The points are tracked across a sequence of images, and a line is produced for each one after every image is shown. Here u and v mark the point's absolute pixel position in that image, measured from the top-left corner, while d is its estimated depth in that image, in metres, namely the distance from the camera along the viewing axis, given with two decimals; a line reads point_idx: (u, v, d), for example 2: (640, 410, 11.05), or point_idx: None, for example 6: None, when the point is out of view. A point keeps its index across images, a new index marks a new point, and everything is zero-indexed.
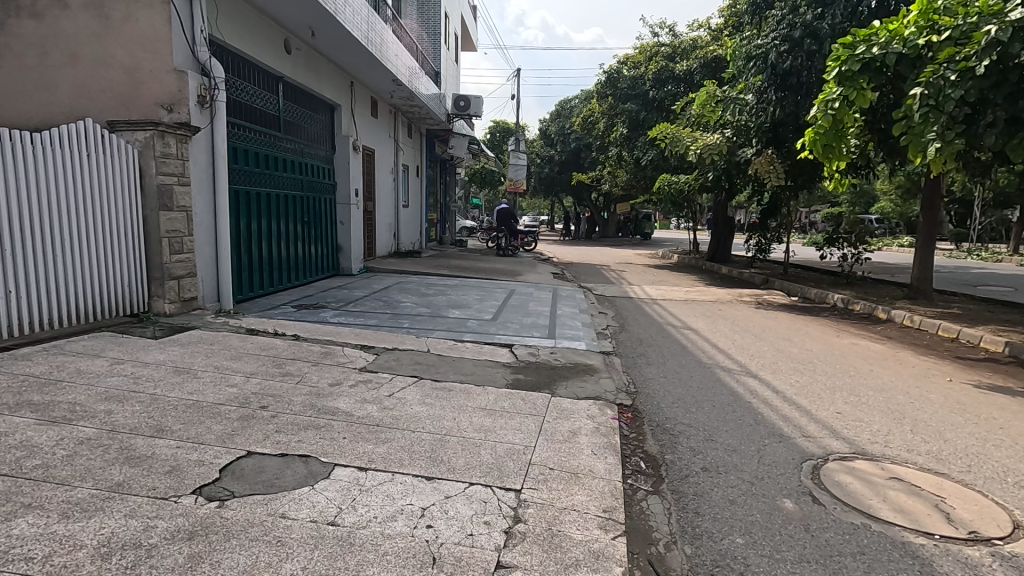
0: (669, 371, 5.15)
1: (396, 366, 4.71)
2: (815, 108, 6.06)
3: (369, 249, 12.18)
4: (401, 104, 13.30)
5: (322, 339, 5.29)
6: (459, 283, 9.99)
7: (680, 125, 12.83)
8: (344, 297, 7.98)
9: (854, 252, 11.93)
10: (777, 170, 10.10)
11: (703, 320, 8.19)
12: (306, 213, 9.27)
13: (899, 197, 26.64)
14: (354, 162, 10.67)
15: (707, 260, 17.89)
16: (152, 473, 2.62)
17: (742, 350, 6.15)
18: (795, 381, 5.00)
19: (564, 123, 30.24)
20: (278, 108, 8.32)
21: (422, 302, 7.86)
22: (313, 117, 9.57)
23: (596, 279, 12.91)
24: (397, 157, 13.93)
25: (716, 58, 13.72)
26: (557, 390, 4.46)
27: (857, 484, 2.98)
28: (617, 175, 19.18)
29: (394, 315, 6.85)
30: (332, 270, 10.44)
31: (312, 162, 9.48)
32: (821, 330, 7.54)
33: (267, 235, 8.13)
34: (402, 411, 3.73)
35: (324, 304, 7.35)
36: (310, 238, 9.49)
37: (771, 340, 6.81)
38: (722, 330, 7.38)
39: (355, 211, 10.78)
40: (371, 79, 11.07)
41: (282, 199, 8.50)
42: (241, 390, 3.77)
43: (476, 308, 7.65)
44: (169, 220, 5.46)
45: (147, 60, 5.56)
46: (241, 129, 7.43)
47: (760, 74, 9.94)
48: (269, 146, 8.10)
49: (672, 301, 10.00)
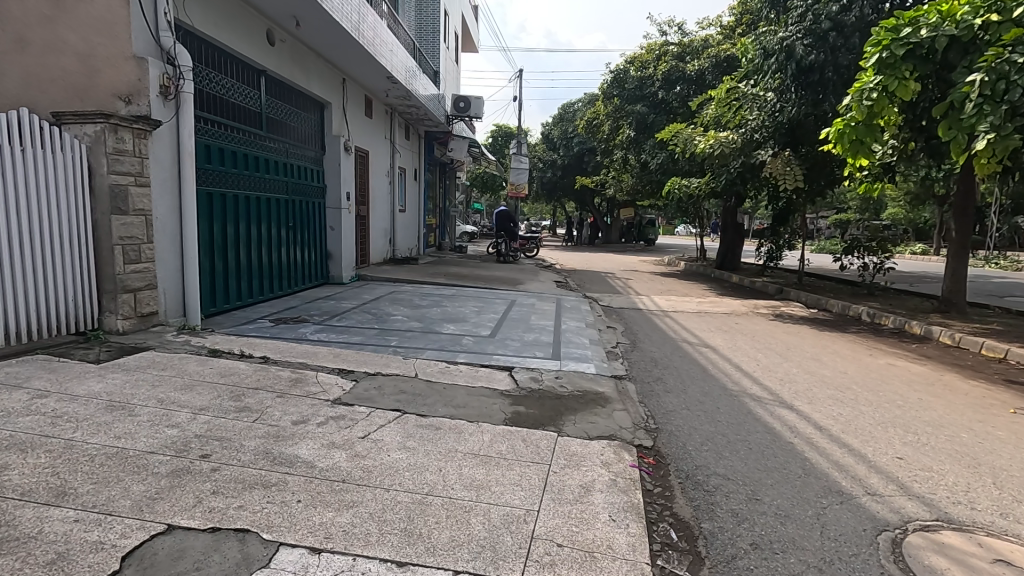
0: (691, 401, 4.48)
1: (377, 397, 4.04)
2: (848, 98, 5.38)
3: (362, 256, 11.56)
4: (397, 104, 12.69)
5: (294, 363, 4.63)
6: (457, 293, 9.35)
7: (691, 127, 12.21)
8: (330, 309, 7.33)
9: (876, 260, 11.25)
10: (795, 172, 9.48)
11: (721, 335, 7.52)
12: (292, 217, 8.62)
13: (909, 203, 25.91)
14: (346, 164, 10.05)
15: (716, 267, 17.25)
16: (26, 566, 1.96)
17: (770, 373, 5.48)
18: (839, 415, 4.32)
19: (567, 126, 29.65)
20: (260, 104, 7.69)
21: (415, 315, 7.20)
22: (300, 115, 8.94)
23: (602, 288, 12.25)
24: (394, 159, 13.31)
25: (729, 57, 13.07)
26: (564, 428, 3.80)
27: (956, 570, 2.30)
28: (622, 179, 18.56)
29: (381, 332, 6.19)
30: (321, 278, 9.81)
31: (299, 164, 8.85)
32: (853, 349, 6.86)
33: (247, 242, 7.48)
34: (376, 460, 3.06)
35: (306, 318, 6.70)
36: (296, 244, 8.84)
37: (800, 361, 6.13)
38: (744, 348, 6.71)
39: (346, 216, 10.14)
40: (365, 77, 10.46)
41: (265, 202, 7.86)
42: (183, 433, 3.11)
43: (473, 322, 6.99)
44: (123, 225, 4.82)
45: (102, 46, 4.92)
46: (217, 125, 6.80)
47: (780, 70, 9.30)
48: (249, 144, 7.47)
49: (684, 313, 9.33)
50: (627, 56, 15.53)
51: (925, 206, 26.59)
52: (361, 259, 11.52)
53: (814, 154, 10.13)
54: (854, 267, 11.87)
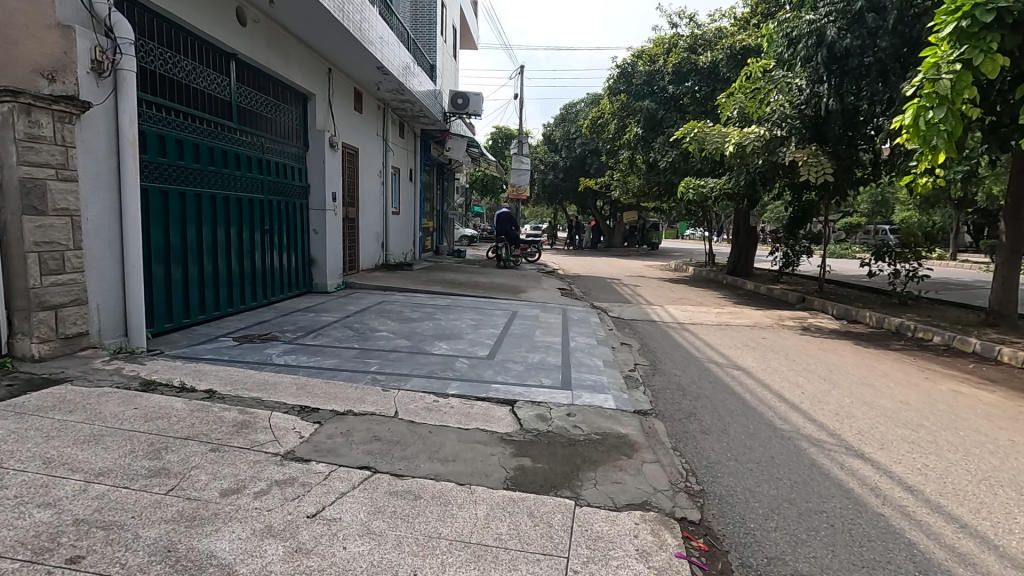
0: (738, 448, 3.61)
1: (342, 449, 3.16)
2: (920, 77, 4.64)
3: (351, 262, 10.71)
4: (391, 98, 11.84)
5: (244, 399, 3.74)
6: (451, 304, 8.47)
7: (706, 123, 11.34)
8: (306, 324, 6.44)
9: (909, 267, 10.40)
10: (821, 163, 8.60)
11: (750, 354, 6.62)
12: (268, 219, 7.75)
13: (921, 206, 24.98)
14: (331, 162, 9.18)
15: (727, 274, 16.38)
16: None
17: (821, 406, 4.60)
18: (926, 467, 3.44)
19: (569, 127, 28.81)
20: (230, 92, 6.82)
21: (401, 331, 6.33)
22: (279, 107, 8.07)
23: (610, 296, 11.36)
24: (386, 158, 12.46)
25: (745, 49, 12.25)
26: (583, 493, 2.92)
27: None
28: (628, 180, 17.64)
29: (360, 353, 5.29)
30: (303, 287, 8.92)
31: (277, 160, 7.98)
32: (904, 371, 5.97)
33: (215, 247, 6.58)
34: (326, 557, 2.19)
35: (277, 336, 5.82)
36: (274, 250, 7.96)
37: (850, 388, 5.22)
38: (780, 370, 5.81)
39: (333, 219, 9.27)
40: (352, 67, 9.60)
41: (236, 203, 6.99)
42: (55, 519, 2.23)
43: (469, 339, 6.10)
44: (41, 229, 3.96)
45: (19, 12, 3.97)
46: (178, 114, 5.92)
47: (808, 58, 8.51)
48: (218, 139, 6.61)
49: (702, 326, 8.43)
50: (635, 50, 14.72)
51: (933, 210, 25.78)
52: (350, 265, 10.66)
53: (844, 149, 9.31)
54: (883, 274, 10.97)
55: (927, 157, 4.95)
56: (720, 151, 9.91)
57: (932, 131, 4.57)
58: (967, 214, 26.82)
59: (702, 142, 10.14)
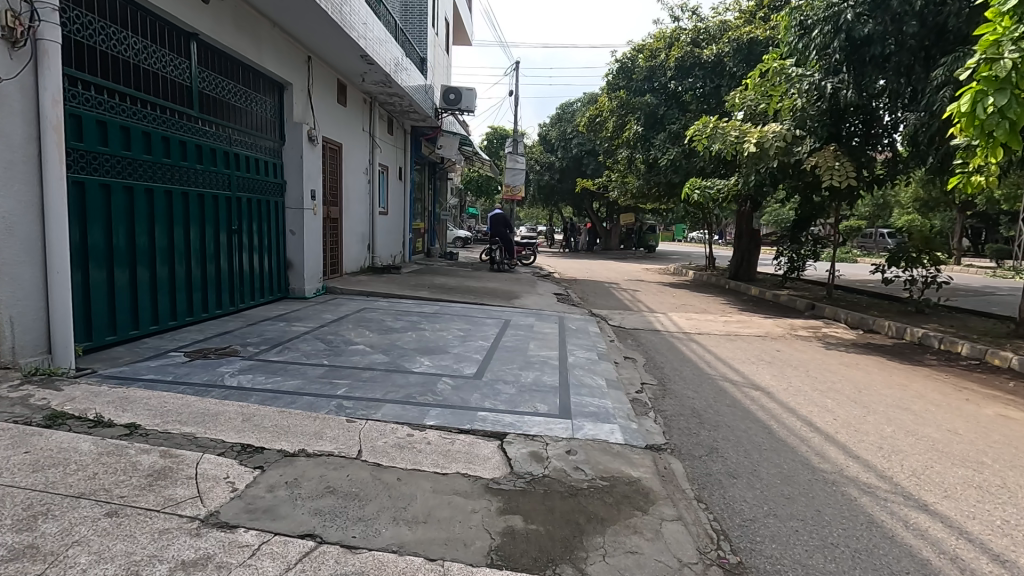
0: (776, 498, 2.96)
1: (282, 509, 2.48)
2: (976, 57, 4.21)
3: (333, 265, 10.03)
4: (377, 91, 11.15)
5: (172, 436, 3.05)
6: (438, 311, 7.79)
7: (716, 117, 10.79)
8: (273, 335, 5.75)
9: (927, 274, 9.81)
10: (844, 167, 8.16)
11: (767, 369, 5.98)
12: (236, 218, 7.02)
13: (924, 208, 24.51)
14: (310, 158, 8.48)
15: (729, 278, 15.79)
16: None
17: (860, 438, 3.96)
18: (1007, 525, 2.80)
19: (566, 126, 28.24)
20: (190, 75, 6.09)
21: (379, 345, 5.65)
22: (249, 95, 7.35)
23: (609, 302, 10.73)
24: (373, 155, 11.78)
25: (752, 42, 11.69)
26: (590, 569, 2.27)
27: None
28: (626, 181, 17.00)
29: (327, 372, 4.61)
30: (276, 292, 8.19)
31: (246, 154, 7.27)
32: (941, 391, 5.34)
33: (171, 250, 5.84)
34: None
35: (237, 350, 5.13)
36: (243, 252, 7.23)
37: (887, 414, 4.59)
38: (804, 390, 5.16)
39: (311, 219, 8.56)
40: (334, 56, 8.90)
41: (196, 199, 6.24)
42: None
43: (455, 354, 5.44)
44: None
45: None
46: (128, 99, 5.21)
47: (824, 46, 7.97)
48: (178, 128, 5.91)
49: (710, 336, 7.80)
50: (636, 44, 14.16)
51: (934, 213, 25.36)
52: (332, 268, 9.97)
53: (858, 146, 8.82)
54: (898, 280, 10.37)
55: (986, 149, 4.46)
56: (734, 148, 9.24)
57: (993, 120, 4.10)
58: (968, 218, 26.43)
59: (712, 139, 9.56)
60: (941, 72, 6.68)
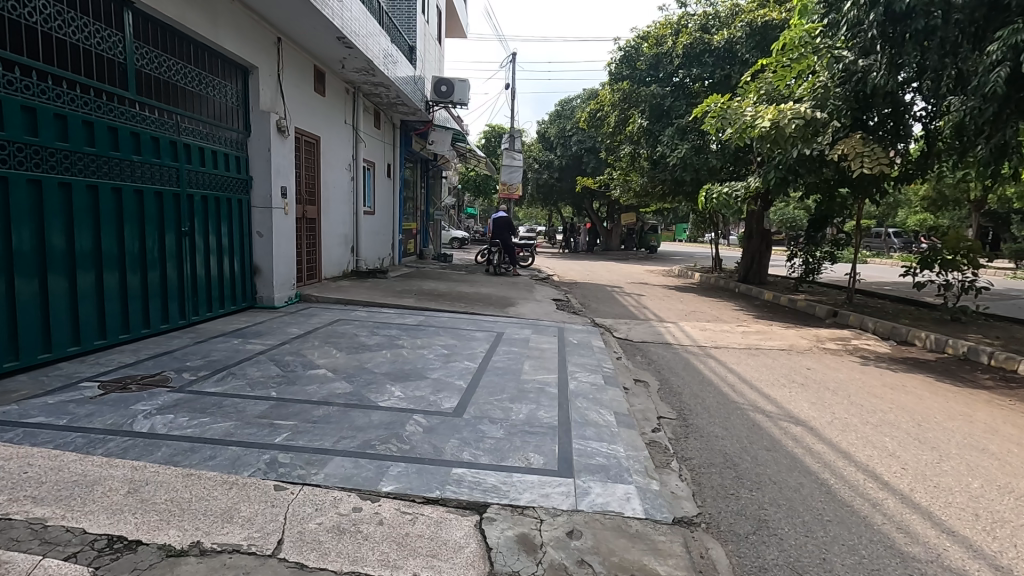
0: None
1: None
2: None
3: (311, 270, 9.16)
4: (361, 80, 10.25)
5: (11, 526, 2.17)
6: (421, 324, 6.88)
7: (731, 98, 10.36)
8: (220, 357, 4.86)
9: (963, 278, 8.92)
10: (874, 153, 7.47)
11: (803, 395, 5.08)
12: (187, 218, 6.01)
13: (934, 207, 23.55)
14: (279, 151, 7.56)
15: (738, 281, 14.92)
16: None
17: (945, 500, 3.07)
18: None
19: (564, 123, 27.36)
20: (126, 51, 5.15)
21: (343, 369, 4.75)
22: (205, 79, 6.42)
23: (613, 309, 9.85)
24: (357, 150, 10.88)
25: (766, 25, 10.96)
26: None
27: None
28: (628, 179, 16.16)
29: (272, 409, 3.72)
30: (241, 301, 7.27)
31: (199, 145, 6.26)
32: (1015, 424, 4.45)
33: (97, 255, 4.83)
34: None
35: (167, 379, 4.22)
36: (198, 258, 6.22)
37: (965, 459, 3.69)
38: (854, 425, 4.26)
39: (281, 219, 7.64)
40: (306, 38, 8.00)
41: (138, 197, 5.31)
42: None
43: (434, 381, 4.55)
44: None
45: None
46: (35, 74, 4.26)
47: (856, 23, 7.14)
48: (106, 112, 4.90)
49: (728, 350, 6.94)
50: (640, 31, 13.37)
51: (944, 212, 24.52)
52: (309, 273, 9.11)
53: (886, 138, 8.04)
54: (930, 285, 9.48)
55: None
56: (748, 128, 8.74)
57: None
58: (979, 217, 25.46)
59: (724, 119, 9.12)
60: (996, 46, 5.79)
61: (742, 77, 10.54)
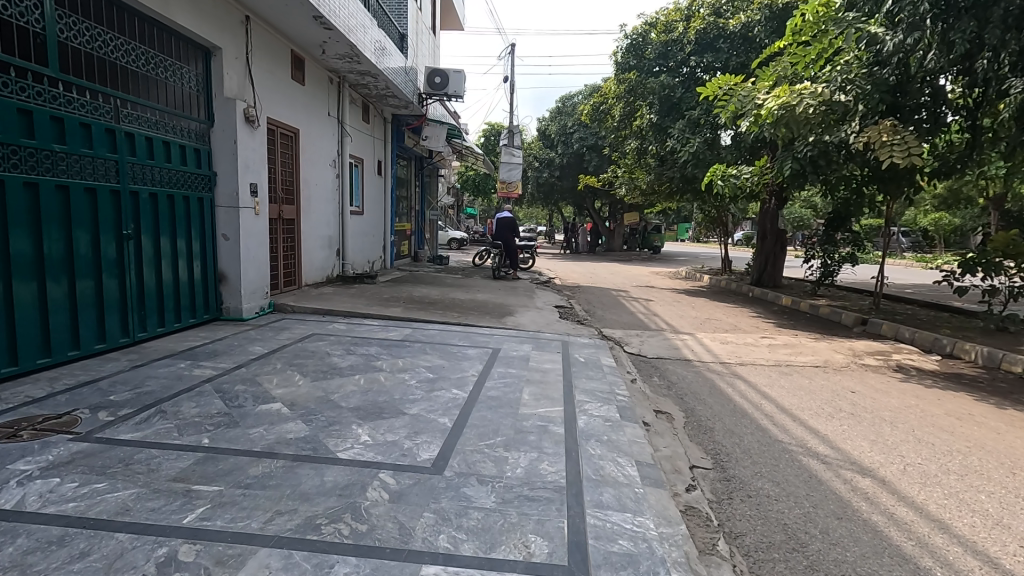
0: None
1: None
2: None
3: (287, 275, 8.31)
4: (346, 68, 9.38)
5: None
6: (405, 339, 6.01)
7: (746, 84, 9.54)
8: (153, 388, 4.00)
9: (1008, 283, 8.04)
10: (905, 140, 6.60)
11: (858, 429, 4.21)
12: (131, 219, 5.16)
13: (948, 206, 22.65)
14: (247, 144, 6.69)
15: (750, 284, 14.06)
16: None
17: None
18: None
19: (566, 121, 26.55)
20: (46, 18, 4.27)
21: (301, 403, 3.88)
22: (157, 58, 5.55)
23: (620, 317, 8.98)
24: (342, 145, 10.02)
25: (786, 8, 10.14)
26: None
27: None
28: (633, 177, 15.31)
29: (195, 467, 2.86)
30: (204, 313, 6.41)
31: (149, 135, 5.40)
32: None
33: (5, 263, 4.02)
34: None
35: (77, 421, 3.37)
36: (145, 266, 5.37)
37: None
38: (936, 475, 3.40)
39: (250, 220, 6.77)
40: (279, 17, 7.13)
41: (64, 192, 4.45)
42: None
43: (412, 419, 3.68)
44: None
45: None
46: None
47: None
48: (14, 91, 4.04)
49: (756, 367, 6.09)
50: (647, 19, 12.51)
51: (957, 210, 23.70)
52: (286, 279, 8.27)
53: (922, 126, 7.20)
54: (971, 290, 8.61)
55: None
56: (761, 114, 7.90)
57: None
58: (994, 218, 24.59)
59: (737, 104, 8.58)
60: None
61: (757, 61, 9.68)
